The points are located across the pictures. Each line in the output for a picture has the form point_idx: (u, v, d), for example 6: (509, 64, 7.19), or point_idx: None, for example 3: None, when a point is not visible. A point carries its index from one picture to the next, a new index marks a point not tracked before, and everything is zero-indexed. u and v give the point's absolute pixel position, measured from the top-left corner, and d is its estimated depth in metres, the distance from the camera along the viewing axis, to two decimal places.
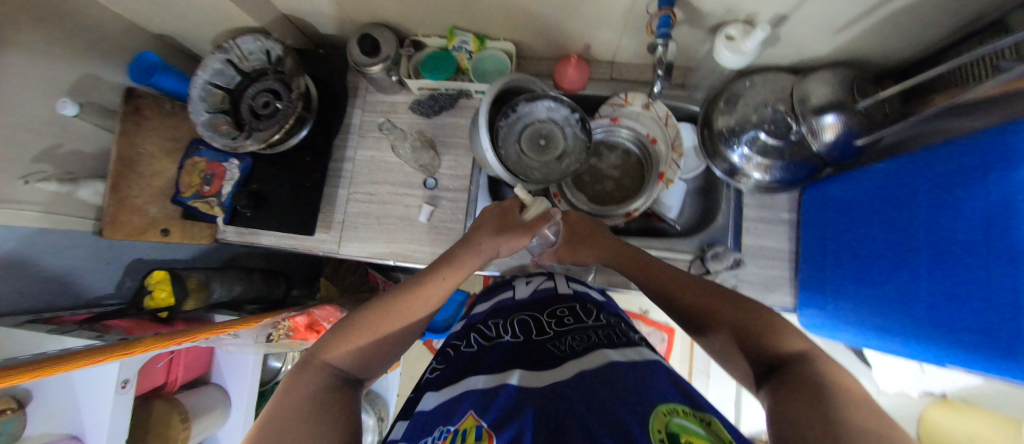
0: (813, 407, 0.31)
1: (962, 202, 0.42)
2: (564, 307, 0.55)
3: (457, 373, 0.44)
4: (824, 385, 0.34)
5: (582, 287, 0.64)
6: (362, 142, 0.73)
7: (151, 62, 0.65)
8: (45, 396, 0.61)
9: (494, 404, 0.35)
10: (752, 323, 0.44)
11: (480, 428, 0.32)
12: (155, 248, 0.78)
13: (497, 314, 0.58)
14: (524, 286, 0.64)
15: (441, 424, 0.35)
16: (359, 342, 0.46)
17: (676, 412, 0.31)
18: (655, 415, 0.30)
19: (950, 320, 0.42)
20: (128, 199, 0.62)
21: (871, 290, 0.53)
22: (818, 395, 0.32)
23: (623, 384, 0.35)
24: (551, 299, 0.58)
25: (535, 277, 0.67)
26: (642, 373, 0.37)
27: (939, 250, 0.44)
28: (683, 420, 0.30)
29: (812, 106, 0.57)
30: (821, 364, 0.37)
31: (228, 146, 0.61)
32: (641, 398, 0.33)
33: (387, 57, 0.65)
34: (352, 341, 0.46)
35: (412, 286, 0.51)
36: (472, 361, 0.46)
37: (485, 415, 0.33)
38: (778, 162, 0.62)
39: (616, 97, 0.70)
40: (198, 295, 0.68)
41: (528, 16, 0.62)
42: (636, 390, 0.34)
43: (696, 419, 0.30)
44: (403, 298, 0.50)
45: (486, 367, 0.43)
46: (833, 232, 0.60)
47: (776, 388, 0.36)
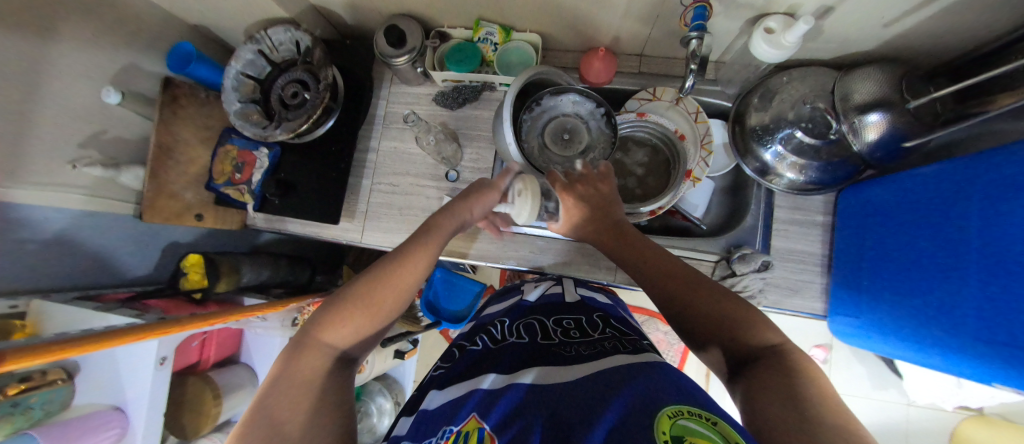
0: (794, 411, 0.31)
1: (1014, 211, 0.39)
2: (571, 318, 0.56)
3: (465, 371, 0.44)
4: (798, 382, 0.33)
5: (592, 294, 0.65)
6: (387, 133, 0.73)
7: (186, 52, 0.67)
8: (91, 370, 0.65)
9: (498, 404, 0.35)
10: (728, 315, 0.42)
11: (482, 431, 0.32)
12: (190, 232, 0.82)
13: (507, 315, 0.58)
14: (533, 291, 0.66)
15: (444, 425, 0.34)
16: (353, 319, 0.43)
17: (680, 414, 0.29)
18: (659, 417, 0.28)
19: (999, 335, 0.39)
20: (166, 184, 0.65)
21: (911, 300, 0.50)
22: (800, 400, 0.31)
23: (636, 379, 0.35)
24: (559, 307, 0.59)
25: (543, 283, 0.70)
26: (650, 371, 0.37)
27: (988, 260, 0.41)
28: (689, 422, 0.27)
29: (853, 105, 0.54)
30: (797, 359, 0.36)
31: (258, 135, 0.63)
32: (652, 395, 0.31)
33: (412, 48, 0.65)
34: (347, 318, 0.43)
35: (395, 257, 0.48)
36: (482, 360, 0.45)
37: (488, 417, 0.33)
38: (814, 163, 0.59)
39: (644, 92, 0.70)
40: (229, 278, 0.71)
41: (556, 8, 0.60)
42: (646, 386, 0.33)
43: (703, 421, 0.28)
44: (389, 269, 0.46)
45: (493, 367, 0.43)
46: (875, 238, 0.57)
47: (754, 386, 0.35)
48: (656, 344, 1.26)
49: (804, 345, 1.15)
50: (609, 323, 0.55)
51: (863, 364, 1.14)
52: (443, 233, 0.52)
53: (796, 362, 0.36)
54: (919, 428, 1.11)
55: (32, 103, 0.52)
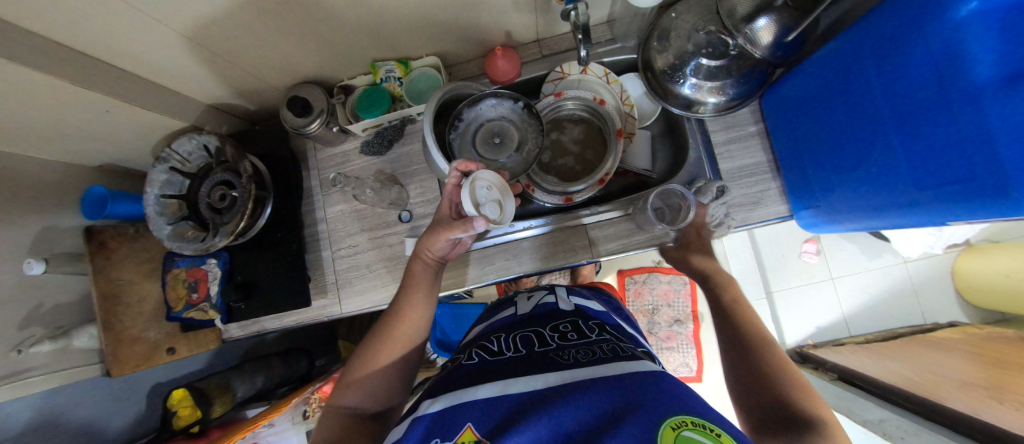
0: None
1: (907, 60, 0.41)
2: (568, 322, 0.54)
3: (456, 381, 0.42)
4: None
5: (583, 299, 0.64)
6: (329, 200, 0.73)
7: (100, 194, 0.63)
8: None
9: (493, 413, 0.35)
10: (782, 378, 0.44)
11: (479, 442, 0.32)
12: (170, 368, 0.78)
13: (501, 329, 0.56)
14: (525, 302, 0.64)
15: (437, 439, 0.33)
16: (361, 379, 0.48)
17: (685, 424, 0.30)
18: (663, 428, 0.29)
19: (936, 177, 0.41)
20: (124, 331, 0.63)
21: (854, 174, 0.53)
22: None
23: (642, 388, 0.34)
24: (552, 314, 0.58)
25: (535, 292, 0.68)
26: (650, 380, 0.36)
27: (901, 113, 0.43)
28: (692, 432, 0.29)
29: (740, 18, 0.55)
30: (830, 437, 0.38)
31: (199, 250, 0.61)
32: (655, 402, 0.32)
33: (320, 111, 0.65)
34: (355, 379, 0.48)
35: (393, 312, 0.52)
36: (481, 368, 0.44)
37: (483, 425, 0.34)
38: (728, 81, 0.62)
39: (554, 73, 0.71)
40: (222, 399, 0.68)
41: (439, 24, 0.61)
42: (650, 393, 0.33)
43: (707, 432, 0.29)
44: (390, 326, 0.51)
45: (486, 377, 0.42)
46: (801, 130, 0.60)
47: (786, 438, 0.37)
48: (664, 295, 1.28)
49: (796, 243, 1.20)
50: (604, 327, 0.54)
51: (852, 241, 1.18)
52: (428, 275, 0.54)
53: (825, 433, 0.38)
54: (922, 279, 1.17)
55: None
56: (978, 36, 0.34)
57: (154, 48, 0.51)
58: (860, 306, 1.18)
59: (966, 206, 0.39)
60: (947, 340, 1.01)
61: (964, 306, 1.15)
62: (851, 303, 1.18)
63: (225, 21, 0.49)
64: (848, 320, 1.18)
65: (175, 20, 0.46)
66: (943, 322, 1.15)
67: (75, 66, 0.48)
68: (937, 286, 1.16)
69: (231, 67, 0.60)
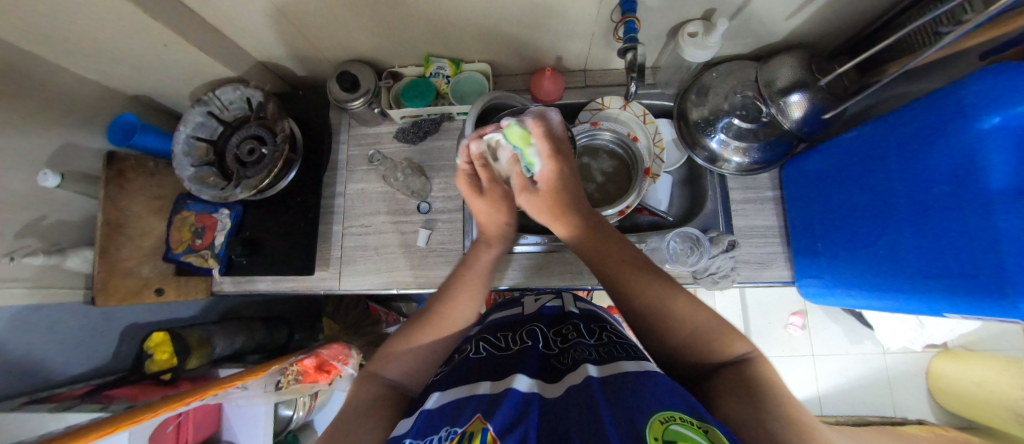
0: (755, 425, 0.32)
1: (928, 158, 0.45)
2: (572, 326, 0.55)
3: (465, 375, 0.42)
4: (754, 403, 0.35)
5: (588, 306, 0.64)
6: (352, 176, 0.73)
7: (130, 123, 0.64)
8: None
9: (499, 407, 0.34)
10: (681, 325, 0.42)
11: (486, 431, 0.31)
12: (150, 310, 0.75)
13: (507, 325, 0.57)
14: (531, 303, 0.64)
15: (447, 425, 0.33)
16: (398, 358, 0.47)
17: (673, 420, 0.29)
18: (653, 422, 0.29)
19: (940, 269, 0.44)
20: (119, 262, 0.61)
21: (861, 252, 0.55)
22: (759, 410, 0.34)
23: (641, 390, 0.34)
24: (557, 318, 0.58)
25: (543, 295, 0.67)
26: (639, 380, 0.36)
27: (915, 204, 0.47)
28: (680, 427, 0.28)
29: (777, 89, 0.60)
30: (759, 368, 0.38)
31: (217, 197, 0.61)
32: (646, 403, 0.32)
33: (366, 91, 0.66)
34: (392, 356, 0.47)
35: (446, 297, 0.52)
36: (482, 365, 0.44)
37: (492, 417, 0.33)
38: (754, 144, 0.66)
39: (593, 103, 0.74)
40: (200, 351, 0.66)
41: (501, 36, 0.64)
42: (647, 393, 0.33)
43: (693, 426, 0.28)
44: (438, 310, 0.51)
45: (487, 374, 0.42)
46: (815, 204, 0.63)
47: (720, 394, 0.37)
48: None
49: (783, 314, 1.21)
50: (606, 329, 0.54)
51: (838, 323, 1.20)
52: (485, 264, 0.56)
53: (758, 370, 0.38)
54: (899, 374, 1.19)
55: None
56: (992, 150, 0.38)
57: (235, 3, 0.53)
58: (836, 387, 1.19)
59: (967, 301, 0.41)
60: (913, 435, 1.04)
61: (934, 405, 1.18)
62: (828, 382, 1.20)
63: None
64: (823, 398, 1.19)
65: None
66: (913, 418, 1.17)
67: None
68: (912, 383, 1.18)
69: (296, 33, 0.62)
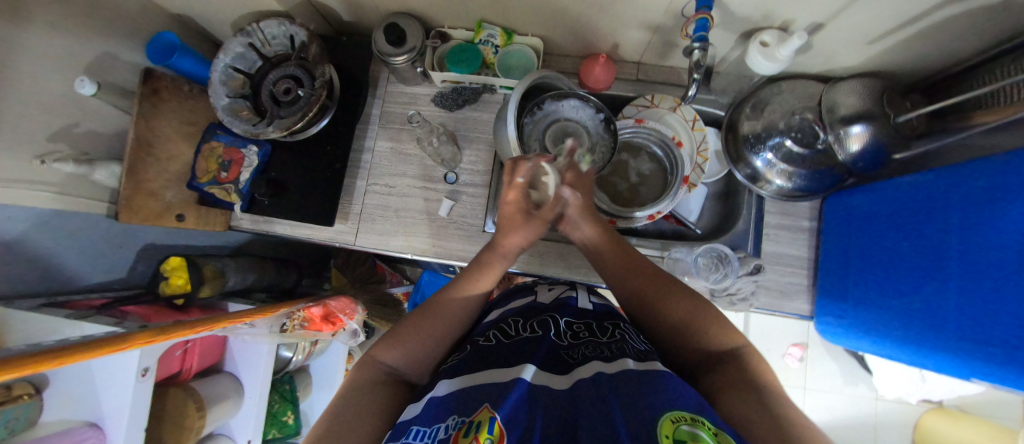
0: (765, 414, 0.34)
1: (996, 218, 0.42)
2: (581, 323, 0.55)
3: (476, 362, 0.42)
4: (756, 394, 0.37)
5: (604, 301, 0.64)
6: (383, 133, 0.72)
7: (169, 42, 0.62)
8: (67, 382, 0.54)
9: (508, 395, 0.34)
10: (674, 320, 0.48)
11: (493, 421, 0.30)
12: (166, 234, 0.76)
13: (519, 313, 0.57)
14: (546, 293, 0.64)
15: (456, 415, 0.34)
16: (405, 342, 0.47)
17: (683, 420, 0.29)
18: (663, 421, 0.29)
19: (985, 334, 0.42)
20: (145, 182, 0.61)
21: (897, 302, 0.53)
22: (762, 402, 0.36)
23: (650, 389, 0.34)
24: (570, 311, 0.58)
25: (557, 286, 0.68)
26: (647, 380, 0.35)
27: (971, 264, 0.44)
28: (692, 428, 0.28)
29: (839, 116, 0.57)
30: (751, 361, 0.42)
31: (248, 133, 0.60)
32: (661, 399, 0.32)
33: (412, 48, 0.64)
34: (399, 340, 0.47)
35: (458, 284, 0.53)
36: (494, 352, 0.45)
37: (500, 408, 0.32)
38: (801, 170, 0.63)
39: (642, 99, 0.71)
40: (213, 283, 0.66)
41: (562, 12, 0.61)
42: (661, 392, 0.33)
43: (704, 428, 0.28)
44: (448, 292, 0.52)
45: (496, 362, 0.42)
46: (855, 243, 0.60)
47: (728, 393, 0.38)
48: None
49: (783, 344, 1.20)
50: (619, 327, 0.54)
51: (836, 361, 1.19)
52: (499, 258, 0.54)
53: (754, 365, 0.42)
54: (885, 420, 1.19)
55: (5, 92, 0.48)
56: None
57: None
58: (821, 423, 1.20)
59: (1003, 371, 0.40)
60: None
61: None
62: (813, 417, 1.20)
63: None
64: None
65: None
66: None
67: None
68: (897, 433, 1.18)
69: None
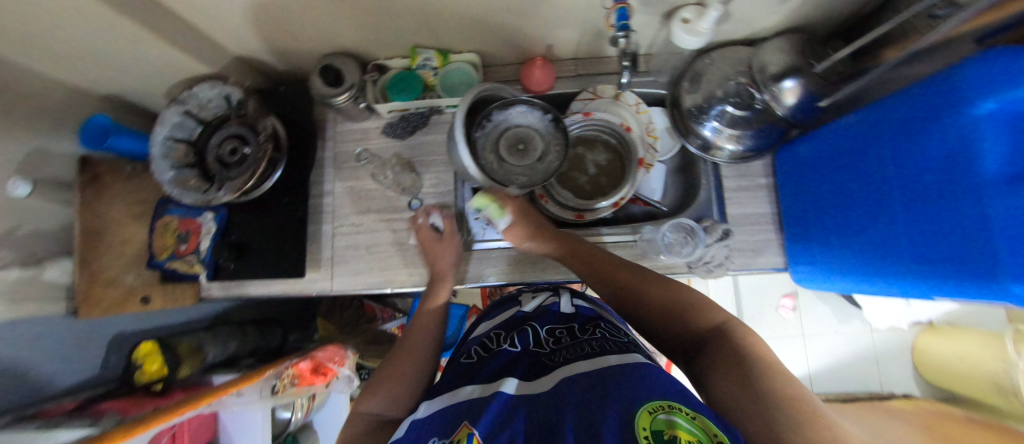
0: (745, 389, 0.37)
1: (922, 144, 0.45)
2: (563, 328, 0.55)
3: (455, 381, 0.46)
4: (736, 367, 0.40)
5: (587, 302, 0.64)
6: (340, 174, 0.71)
7: (102, 125, 0.60)
8: None
9: (487, 409, 0.36)
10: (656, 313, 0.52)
11: (471, 435, 0.33)
12: (136, 319, 0.73)
13: (502, 325, 0.60)
14: (529, 300, 0.65)
15: (436, 437, 0.36)
16: (383, 387, 0.54)
17: (662, 408, 0.30)
18: (641, 414, 0.30)
19: (935, 253, 0.44)
20: (101, 271, 0.59)
21: (854, 239, 0.56)
22: (745, 377, 0.38)
23: (624, 382, 0.35)
24: (555, 317, 0.59)
25: (541, 292, 0.68)
26: (626, 374, 0.36)
27: (910, 191, 0.47)
28: (671, 416, 0.29)
29: (771, 75, 0.59)
30: (734, 333, 0.44)
31: (200, 201, 0.59)
32: (643, 391, 0.33)
33: (351, 85, 0.64)
34: (376, 385, 0.55)
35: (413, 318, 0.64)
36: (481, 370, 0.46)
37: (478, 422, 0.34)
38: (747, 131, 0.65)
39: (585, 92, 0.73)
40: (190, 359, 0.65)
41: (489, 25, 0.62)
42: (636, 382, 0.34)
43: (683, 414, 0.29)
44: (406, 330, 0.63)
45: (482, 377, 0.44)
46: (810, 191, 0.63)
47: (715, 373, 0.42)
48: None
49: (775, 297, 1.23)
50: (600, 326, 0.54)
51: (828, 303, 1.23)
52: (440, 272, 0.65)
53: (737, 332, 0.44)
54: (885, 350, 1.22)
55: None
56: (986, 135, 0.37)
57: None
58: (826, 366, 1.23)
59: (960, 287, 0.42)
60: (898, 410, 1.08)
61: (919, 379, 1.21)
62: (818, 361, 1.23)
63: None
64: (813, 376, 1.23)
65: None
66: (898, 392, 1.21)
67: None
68: (898, 359, 1.22)
69: (276, 27, 0.59)
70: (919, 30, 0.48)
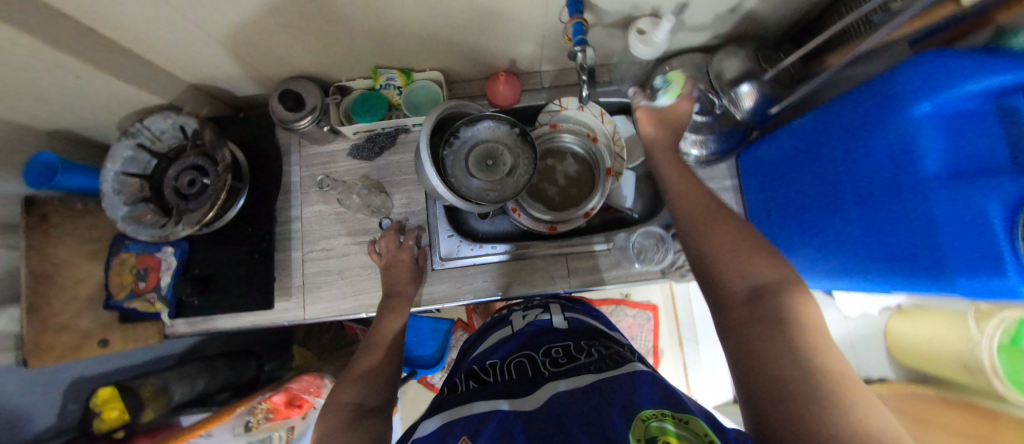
0: (794, 389, 0.32)
1: (867, 146, 0.46)
2: (559, 348, 0.55)
3: (452, 402, 0.43)
4: (806, 364, 0.33)
5: (578, 315, 0.66)
6: (307, 199, 0.70)
7: (48, 162, 0.57)
8: None
9: (484, 431, 0.35)
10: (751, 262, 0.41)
11: None
12: (96, 362, 0.70)
13: (496, 353, 0.57)
14: (519, 320, 0.64)
15: None
16: (355, 385, 0.49)
17: (655, 416, 0.31)
18: (635, 422, 0.31)
19: (887, 250, 0.46)
20: (51, 317, 0.56)
21: (814, 238, 0.57)
22: (805, 381, 0.32)
23: (618, 392, 0.36)
24: (545, 336, 0.59)
25: (531, 310, 0.67)
26: (619, 384, 0.38)
27: (859, 191, 0.49)
28: (664, 423, 0.30)
29: (727, 80, 0.61)
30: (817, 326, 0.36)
31: (156, 237, 0.57)
32: (636, 401, 0.34)
33: (313, 108, 0.63)
34: (352, 381, 0.50)
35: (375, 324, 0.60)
36: (474, 393, 0.44)
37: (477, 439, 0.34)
38: (710, 136, 0.67)
39: (552, 104, 0.72)
40: (156, 403, 0.63)
41: (449, 43, 0.62)
42: (624, 393, 0.36)
43: (677, 420, 0.30)
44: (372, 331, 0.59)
45: (482, 398, 0.42)
46: (773, 192, 0.65)
47: (764, 352, 0.36)
48: (628, 329, 1.22)
49: None
50: (594, 345, 0.55)
51: None
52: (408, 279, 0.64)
53: (804, 341, 0.35)
54: (859, 336, 1.26)
55: None
56: (926, 137, 0.39)
57: (162, 30, 0.49)
58: None
59: (913, 281, 0.44)
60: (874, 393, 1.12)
61: (892, 362, 1.26)
62: None
63: (243, 20, 0.49)
64: None
65: (196, 11, 0.46)
66: (874, 376, 1.25)
67: (67, 32, 0.45)
68: (871, 344, 1.26)
69: (230, 55, 0.58)
70: (862, 34, 0.50)
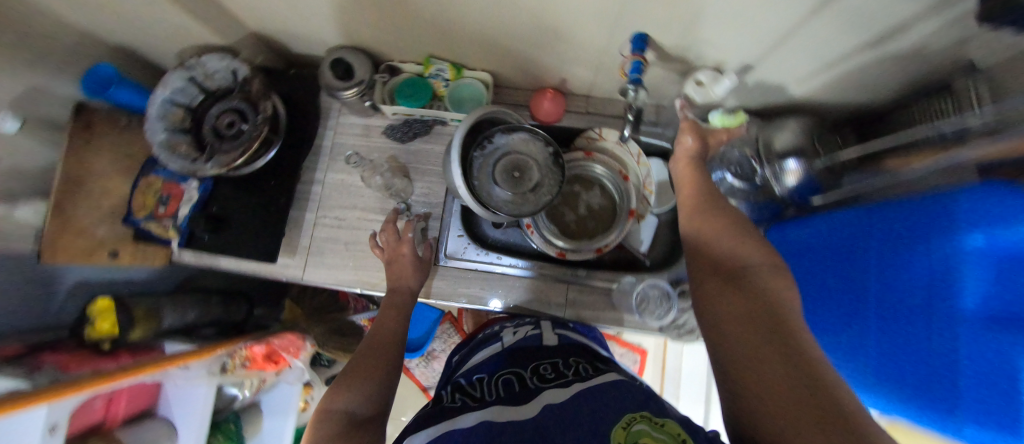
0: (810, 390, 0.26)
1: (909, 261, 0.44)
2: (548, 364, 0.52)
3: (437, 417, 0.40)
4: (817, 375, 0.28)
5: (572, 333, 0.62)
6: (333, 166, 0.71)
7: (106, 75, 0.59)
8: None
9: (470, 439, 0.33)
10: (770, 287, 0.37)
11: None
12: (103, 269, 0.73)
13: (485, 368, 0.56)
14: (511, 336, 0.63)
15: None
16: (349, 386, 0.45)
17: (635, 420, 0.32)
18: (616, 428, 0.31)
19: (902, 372, 0.43)
20: (74, 219, 0.59)
21: (829, 337, 0.55)
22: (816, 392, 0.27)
23: (608, 400, 0.36)
24: (537, 352, 0.56)
25: (522, 326, 0.65)
26: (605, 396, 0.37)
27: (888, 306, 0.46)
28: (641, 426, 0.31)
29: (775, 152, 0.59)
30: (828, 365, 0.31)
31: (186, 169, 0.59)
32: (618, 406, 0.35)
33: (360, 81, 0.64)
34: (345, 385, 0.46)
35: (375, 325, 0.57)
36: (462, 407, 0.42)
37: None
38: (745, 201, 0.66)
39: (591, 131, 0.71)
40: (145, 323, 0.64)
41: (506, 50, 0.62)
42: (611, 403, 0.35)
43: (653, 422, 0.31)
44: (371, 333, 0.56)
45: (469, 411, 0.40)
46: (797, 275, 0.62)
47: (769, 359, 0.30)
48: None
49: None
50: (583, 362, 0.52)
51: None
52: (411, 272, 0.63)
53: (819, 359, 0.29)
54: None
55: None
56: (972, 273, 0.37)
57: None
58: None
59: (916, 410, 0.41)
60: None
61: None
62: None
63: None
64: None
65: None
66: None
67: None
68: None
69: (295, 14, 0.59)
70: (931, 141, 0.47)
